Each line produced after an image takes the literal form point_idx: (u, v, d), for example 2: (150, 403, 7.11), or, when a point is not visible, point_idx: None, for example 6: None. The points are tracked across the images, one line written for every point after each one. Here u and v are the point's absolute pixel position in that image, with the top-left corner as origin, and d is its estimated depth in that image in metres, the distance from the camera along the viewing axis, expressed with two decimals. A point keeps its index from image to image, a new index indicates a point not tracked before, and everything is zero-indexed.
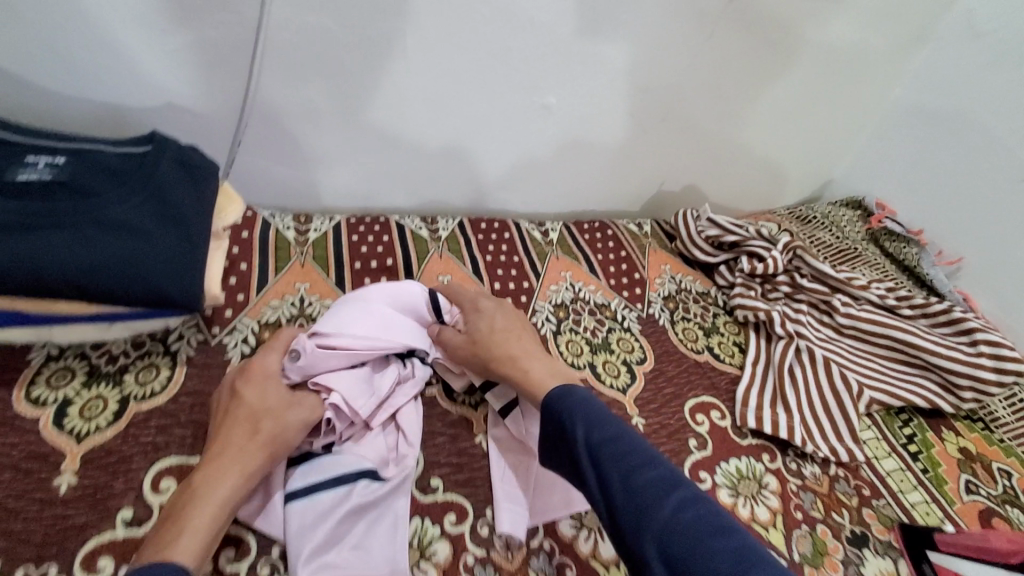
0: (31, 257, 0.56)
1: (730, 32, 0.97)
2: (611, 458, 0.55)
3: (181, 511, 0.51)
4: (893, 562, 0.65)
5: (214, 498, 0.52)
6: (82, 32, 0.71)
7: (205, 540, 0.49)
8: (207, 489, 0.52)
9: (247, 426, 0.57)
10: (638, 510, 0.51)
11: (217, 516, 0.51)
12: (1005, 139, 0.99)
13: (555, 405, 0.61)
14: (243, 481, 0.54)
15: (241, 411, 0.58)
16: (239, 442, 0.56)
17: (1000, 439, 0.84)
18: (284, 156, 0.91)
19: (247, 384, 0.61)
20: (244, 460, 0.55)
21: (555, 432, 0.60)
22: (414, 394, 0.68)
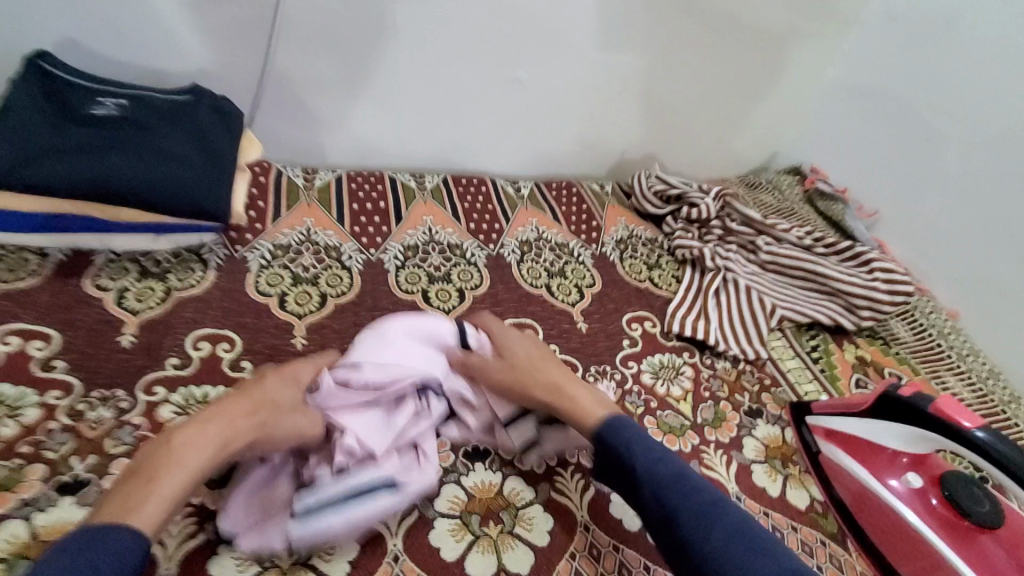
0: (102, 170, 0.75)
1: (674, 14, 1.14)
2: (671, 501, 0.58)
3: (155, 469, 0.51)
4: (781, 429, 0.81)
5: (189, 469, 0.52)
6: (137, 10, 0.91)
7: (163, 512, 0.49)
8: (185, 456, 0.52)
9: (245, 408, 0.58)
10: (704, 550, 0.54)
11: (186, 487, 0.51)
12: (917, 107, 1.15)
13: (610, 438, 0.64)
14: (219, 459, 0.54)
15: (251, 394, 0.60)
16: (234, 420, 0.57)
17: (897, 352, 0.99)
18: (294, 117, 1.08)
19: (272, 376, 0.63)
20: (231, 440, 0.55)
21: (615, 469, 0.64)
22: (429, 427, 0.67)
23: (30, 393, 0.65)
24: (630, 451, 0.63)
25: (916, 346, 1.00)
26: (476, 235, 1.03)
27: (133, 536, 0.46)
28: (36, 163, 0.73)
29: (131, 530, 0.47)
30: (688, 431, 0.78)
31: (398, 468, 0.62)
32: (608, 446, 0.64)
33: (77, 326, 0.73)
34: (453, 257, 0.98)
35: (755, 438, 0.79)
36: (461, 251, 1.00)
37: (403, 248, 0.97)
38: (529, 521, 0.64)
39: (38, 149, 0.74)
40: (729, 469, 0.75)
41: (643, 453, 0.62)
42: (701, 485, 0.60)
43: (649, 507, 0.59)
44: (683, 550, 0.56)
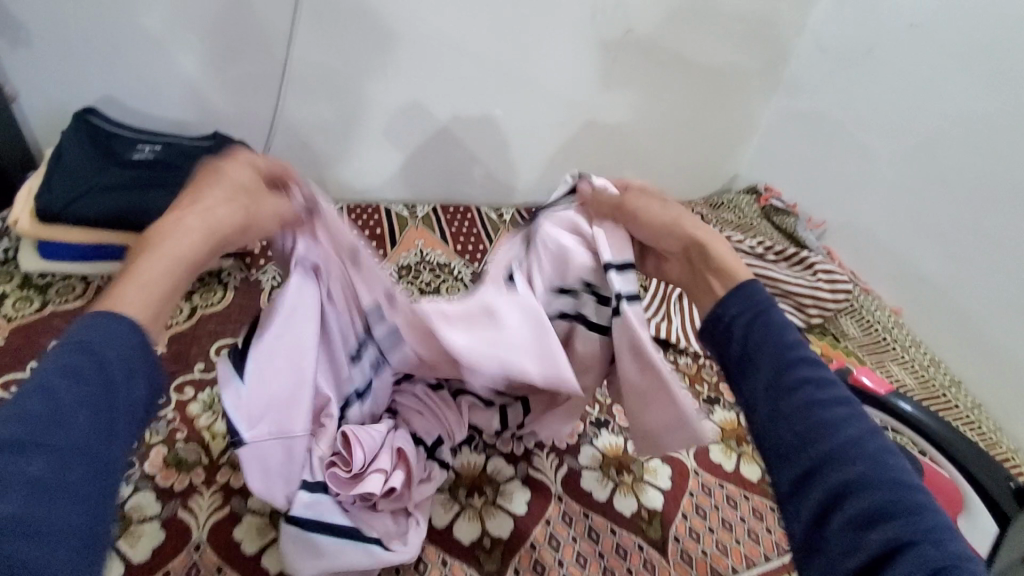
0: (137, 204, 0.88)
1: (631, 56, 1.30)
2: (796, 375, 0.47)
3: (137, 261, 0.45)
4: (735, 413, 0.91)
5: (174, 248, 0.47)
6: (168, 72, 1.06)
7: (166, 291, 0.45)
8: (166, 242, 0.47)
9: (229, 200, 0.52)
10: (811, 432, 0.44)
11: (179, 264, 0.46)
12: (852, 128, 1.29)
13: (734, 306, 0.53)
14: (210, 237, 0.49)
15: (221, 182, 0.54)
16: (212, 195, 0.52)
17: (845, 346, 1.10)
18: (300, 158, 1.23)
19: (229, 162, 0.57)
20: (211, 218, 0.50)
21: (723, 332, 0.53)
22: (429, 494, 0.68)
23: None
24: (754, 312, 0.51)
25: (863, 341, 1.11)
26: (463, 255, 1.15)
27: (128, 323, 0.41)
28: (80, 203, 0.86)
29: (119, 314, 0.41)
30: None
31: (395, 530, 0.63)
32: (729, 308, 0.53)
33: None
34: (442, 274, 1.11)
35: (713, 421, 0.89)
36: (450, 269, 1.12)
37: (398, 268, 1.10)
38: (509, 495, 0.73)
39: (81, 190, 0.87)
40: (689, 448, 0.84)
41: (772, 323, 0.51)
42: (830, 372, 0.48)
43: (757, 373, 0.49)
44: (779, 430, 0.46)
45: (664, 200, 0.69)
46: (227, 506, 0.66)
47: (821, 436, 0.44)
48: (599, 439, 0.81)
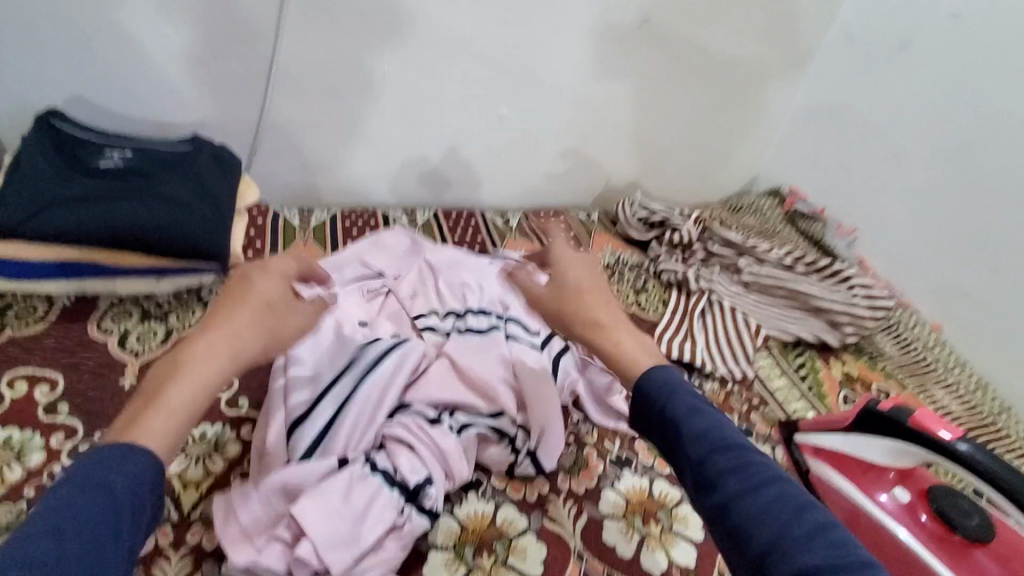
0: (106, 220, 0.79)
1: (645, 49, 1.20)
2: (717, 464, 0.46)
3: (167, 380, 0.50)
4: (771, 448, 0.83)
5: (198, 375, 0.51)
6: (141, 67, 0.96)
7: (181, 424, 0.49)
8: (198, 363, 0.52)
9: (242, 310, 0.57)
10: (750, 519, 0.43)
11: (204, 391, 0.51)
12: (884, 127, 1.20)
13: (648, 394, 0.53)
14: (235, 359, 0.54)
15: (249, 298, 0.58)
16: (240, 320, 0.56)
17: (883, 366, 1.01)
18: (290, 161, 1.13)
19: (258, 276, 0.61)
20: (240, 343, 0.55)
21: (650, 425, 0.53)
22: (398, 550, 0.60)
23: (35, 437, 0.67)
24: (663, 405, 0.51)
25: (902, 360, 1.02)
26: None
27: (149, 456, 0.46)
28: (42, 217, 0.77)
29: (145, 449, 0.46)
30: None
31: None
32: (648, 407, 0.53)
33: (81, 368, 0.75)
34: None
35: None
36: None
37: None
38: (523, 551, 0.65)
39: (43, 202, 0.78)
40: None
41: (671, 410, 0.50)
42: (756, 450, 0.48)
43: (683, 473, 0.49)
44: (731, 528, 0.44)
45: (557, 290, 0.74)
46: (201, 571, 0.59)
47: (755, 531, 0.42)
48: (622, 482, 0.73)
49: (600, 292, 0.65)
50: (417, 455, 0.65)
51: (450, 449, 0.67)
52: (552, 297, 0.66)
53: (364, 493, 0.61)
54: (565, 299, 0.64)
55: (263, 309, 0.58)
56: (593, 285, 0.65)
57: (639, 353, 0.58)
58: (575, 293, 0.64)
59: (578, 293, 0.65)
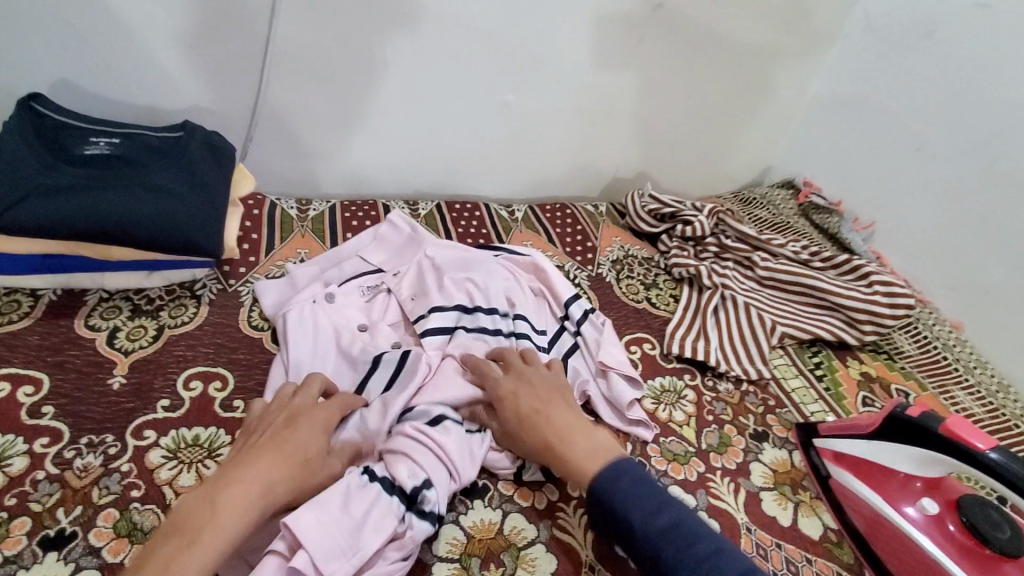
0: (96, 210, 0.74)
1: (658, 34, 1.15)
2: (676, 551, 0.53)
3: (190, 534, 0.49)
4: (788, 452, 0.79)
5: (227, 532, 0.50)
6: (128, 49, 0.92)
7: None
8: (223, 518, 0.51)
9: (288, 462, 0.57)
10: None
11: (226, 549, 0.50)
12: (905, 117, 1.15)
13: (602, 489, 0.58)
14: (259, 508, 0.53)
15: (286, 444, 0.58)
16: (273, 469, 0.56)
17: (901, 366, 0.97)
18: (288, 149, 1.09)
19: (302, 419, 0.61)
20: (269, 491, 0.54)
21: (604, 516, 0.58)
22: (399, 559, 0.56)
23: (18, 442, 0.63)
24: (619, 499, 0.57)
25: (920, 359, 0.98)
26: None
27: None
28: (25, 205, 0.72)
29: None
30: (693, 459, 0.75)
31: None
32: (605, 505, 0.58)
33: (68, 368, 0.72)
34: None
35: (762, 462, 0.77)
36: None
37: None
38: (533, 563, 0.62)
39: (27, 190, 0.73)
40: (738, 497, 0.72)
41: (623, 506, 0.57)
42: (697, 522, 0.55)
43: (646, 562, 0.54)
44: None
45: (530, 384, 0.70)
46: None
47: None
48: None
49: (537, 405, 0.67)
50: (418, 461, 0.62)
51: (452, 453, 0.63)
52: (504, 437, 0.68)
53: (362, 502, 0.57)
54: (515, 432, 0.66)
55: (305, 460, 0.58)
56: (529, 405, 0.67)
57: (590, 460, 0.61)
58: (521, 422, 0.66)
59: (521, 417, 0.66)
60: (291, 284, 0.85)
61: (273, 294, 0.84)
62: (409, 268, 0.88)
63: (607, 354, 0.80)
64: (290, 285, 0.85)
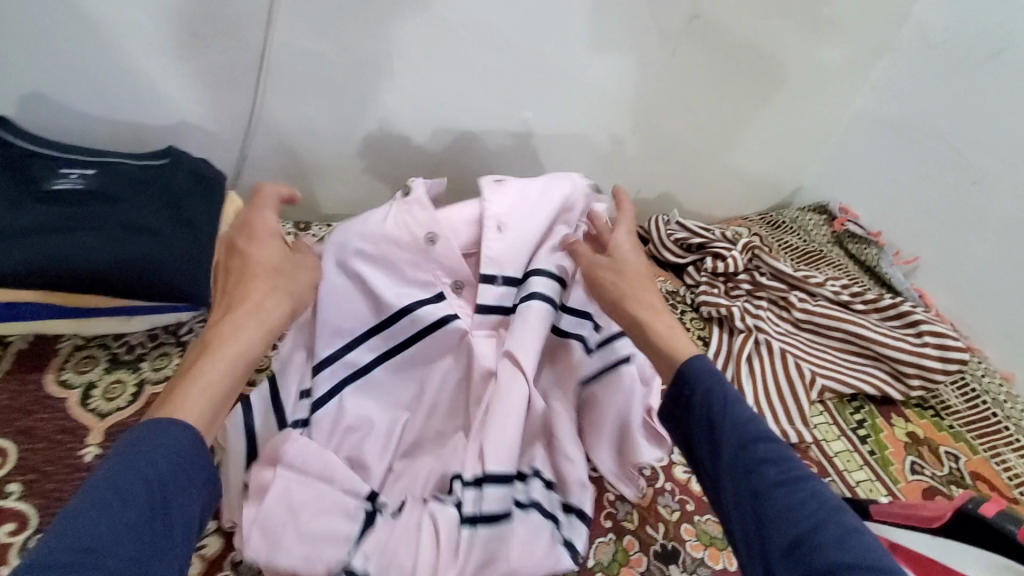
0: (66, 254, 0.66)
1: (692, 47, 1.06)
2: (760, 456, 0.48)
3: (206, 352, 0.54)
4: None
5: (239, 346, 0.55)
6: (108, 60, 0.82)
7: (224, 392, 0.53)
8: (233, 337, 0.55)
9: (268, 295, 0.61)
10: (776, 510, 0.46)
11: (235, 368, 0.54)
12: (961, 145, 1.07)
13: (694, 381, 0.54)
14: (266, 327, 0.58)
15: (255, 268, 0.63)
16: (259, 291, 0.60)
17: (950, 425, 0.89)
18: (287, 169, 1.00)
19: (252, 246, 0.66)
20: (263, 309, 0.59)
21: (687, 414, 0.54)
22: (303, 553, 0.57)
23: None
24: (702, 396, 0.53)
25: (969, 417, 0.90)
26: None
27: (189, 427, 0.48)
28: None
29: (193, 411, 0.49)
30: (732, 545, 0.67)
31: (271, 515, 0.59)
32: (688, 391, 0.54)
33: (36, 435, 0.64)
34: None
35: None
36: None
37: None
38: None
39: None
40: None
41: (716, 407, 0.52)
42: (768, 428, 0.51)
43: (711, 448, 0.51)
44: (749, 513, 0.47)
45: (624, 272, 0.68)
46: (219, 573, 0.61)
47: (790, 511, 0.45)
48: None
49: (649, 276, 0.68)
50: (415, 562, 0.58)
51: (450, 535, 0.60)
52: (612, 274, 0.68)
53: (327, 555, 0.57)
54: (618, 276, 0.67)
55: (280, 289, 0.62)
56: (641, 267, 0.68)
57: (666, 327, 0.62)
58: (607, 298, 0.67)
59: (639, 274, 0.68)
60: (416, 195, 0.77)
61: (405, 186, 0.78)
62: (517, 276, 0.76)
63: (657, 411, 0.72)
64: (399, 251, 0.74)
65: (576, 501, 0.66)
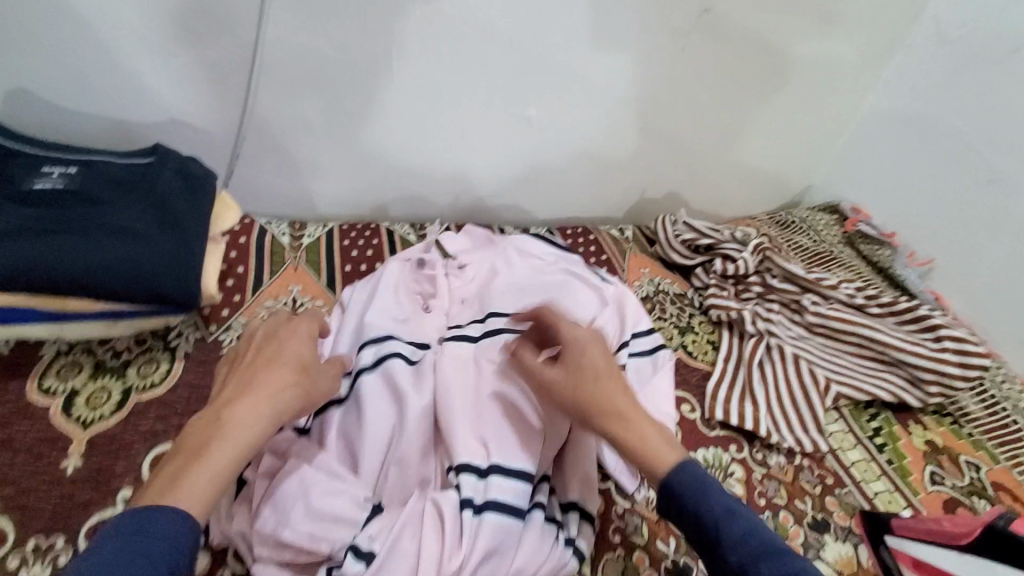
0: (47, 258, 0.63)
1: (701, 43, 1.03)
2: (752, 553, 0.48)
3: (204, 443, 0.49)
4: (853, 546, 0.68)
5: (243, 436, 0.51)
6: (94, 54, 0.78)
7: (219, 485, 0.48)
8: (236, 426, 0.51)
9: (289, 374, 0.56)
10: None
11: (237, 460, 0.50)
12: (980, 144, 1.05)
13: (682, 492, 0.53)
14: (274, 416, 0.53)
15: (279, 355, 0.58)
16: (276, 379, 0.55)
17: (969, 433, 0.86)
18: (282, 168, 0.97)
19: (288, 337, 0.61)
20: (277, 395, 0.54)
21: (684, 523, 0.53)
22: (306, 536, 0.54)
23: None
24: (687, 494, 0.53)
25: (989, 424, 0.87)
26: None
27: (186, 515, 0.46)
28: None
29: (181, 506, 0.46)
30: None
31: (285, 497, 0.56)
32: (680, 504, 0.53)
33: (16, 448, 0.61)
34: None
35: (825, 561, 0.66)
36: None
37: None
38: None
39: None
40: None
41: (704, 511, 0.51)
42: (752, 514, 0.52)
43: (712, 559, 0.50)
44: None
45: (597, 374, 0.60)
46: None
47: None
48: None
49: (614, 369, 0.61)
50: (420, 547, 0.54)
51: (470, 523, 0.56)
52: (571, 381, 0.60)
53: (333, 536, 0.54)
54: (582, 380, 0.60)
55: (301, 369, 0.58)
56: (605, 362, 0.61)
57: (653, 436, 0.57)
58: (579, 406, 0.59)
59: (602, 373, 0.60)
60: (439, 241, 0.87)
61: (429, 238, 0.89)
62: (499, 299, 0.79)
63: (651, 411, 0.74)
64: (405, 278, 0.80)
65: (576, 498, 0.64)
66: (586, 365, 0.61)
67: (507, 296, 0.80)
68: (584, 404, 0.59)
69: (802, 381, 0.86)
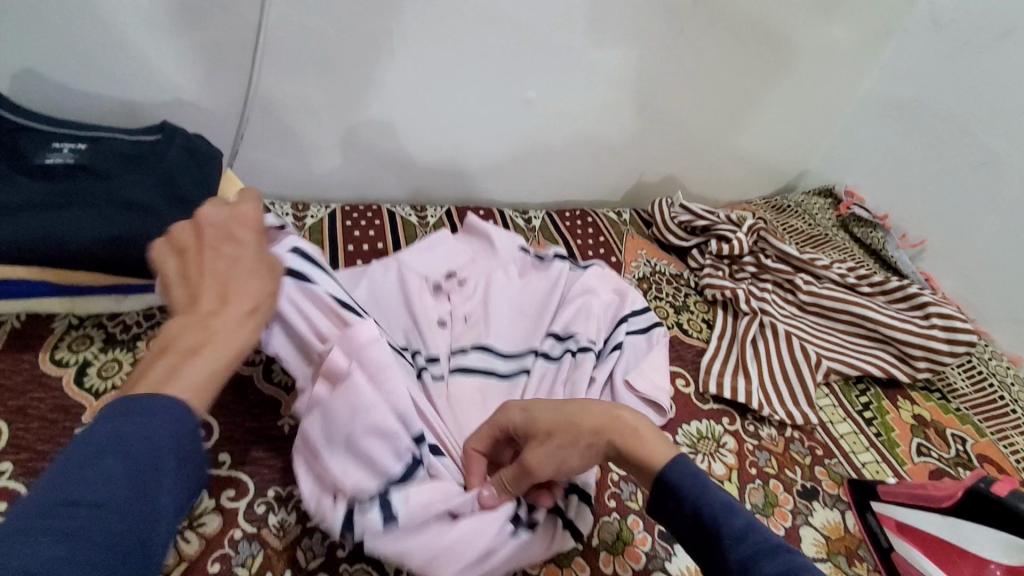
0: (55, 232, 0.64)
1: (699, 26, 1.04)
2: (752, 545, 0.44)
3: (187, 341, 0.44)
4: (840, 514, 0.69)
5: (228, 335, 0.45)
6: (101, 34, 0.79)
7: (217, 383, 0.44)
8: (221, 324, 0.45)
9: (269, 282, 0.50)
10: None
11: (228, 368, 0.45)
12: (972, 127, 1.07)
13: (679, 490, 0.49)
14: (256, 313, 0.48)
15: (236, 243, 0.50)
16: (246, 272, 0.49)
17: (956, 407, 0.88)
18: (285, 149, 0.98)
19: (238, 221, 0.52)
20: (256, 290, 0.49)
21: (681, 524, 0.49)
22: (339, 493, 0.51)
23: None
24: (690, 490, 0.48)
25: (975, 399, 0.89)
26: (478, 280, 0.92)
27: (188, 413, 0.41)
28: None
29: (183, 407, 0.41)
30: None
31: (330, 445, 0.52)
32: (679, 502, 0.49)
33: (30, 415, 0.62)
34: None
35: (813, 527, 0.67)
36: None
37: None
38: None
39: None
40: None
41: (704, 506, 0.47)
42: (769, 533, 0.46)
43: (712, 560, 0.46)
44: None
45: (559, 407, 0.55)
46: (218, 551, 0.55)
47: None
48: (673, 563, 0.63)
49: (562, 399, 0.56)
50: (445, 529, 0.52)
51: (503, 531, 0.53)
52: (543, 443, 0.53)
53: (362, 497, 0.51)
54: (557, 430, 0.53)
55: (273, 274, 0.51)
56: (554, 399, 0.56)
57: (647, 427, 0.54)
58: (563, 447, 0.53)
59: (562, 408, 0.55)
60: (437, 256, 0.84)
61: (422, 242, 0.85)
62: (507, 326, 0.77)
63: (647, 375, 0.76)
64: (409, 294, 0.76)
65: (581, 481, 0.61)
66: (545, 415, 0.54)
67: (512, 324, 0.78)
68: (568, 449, 0.53)
69: (792, 359, 0.88)
